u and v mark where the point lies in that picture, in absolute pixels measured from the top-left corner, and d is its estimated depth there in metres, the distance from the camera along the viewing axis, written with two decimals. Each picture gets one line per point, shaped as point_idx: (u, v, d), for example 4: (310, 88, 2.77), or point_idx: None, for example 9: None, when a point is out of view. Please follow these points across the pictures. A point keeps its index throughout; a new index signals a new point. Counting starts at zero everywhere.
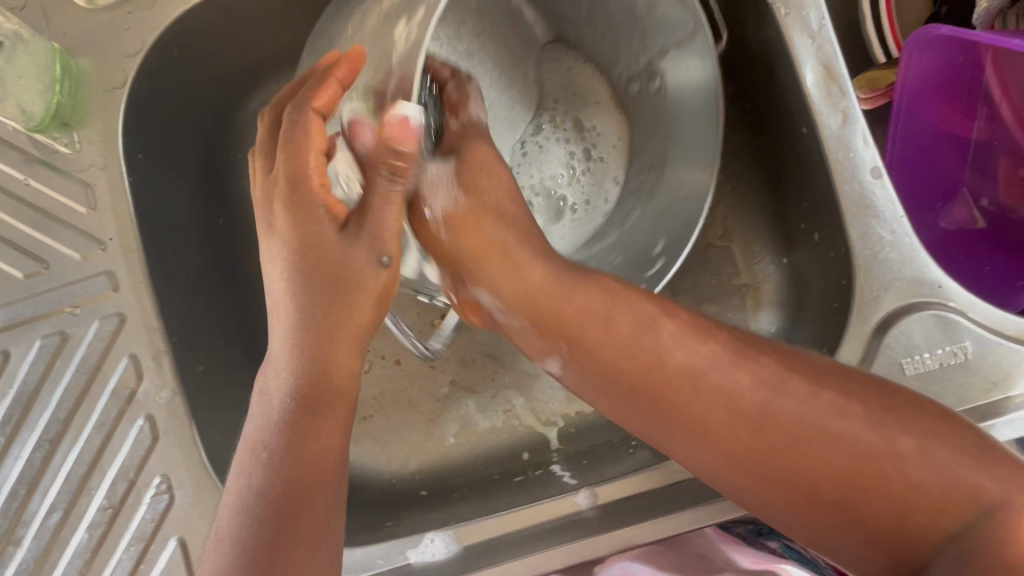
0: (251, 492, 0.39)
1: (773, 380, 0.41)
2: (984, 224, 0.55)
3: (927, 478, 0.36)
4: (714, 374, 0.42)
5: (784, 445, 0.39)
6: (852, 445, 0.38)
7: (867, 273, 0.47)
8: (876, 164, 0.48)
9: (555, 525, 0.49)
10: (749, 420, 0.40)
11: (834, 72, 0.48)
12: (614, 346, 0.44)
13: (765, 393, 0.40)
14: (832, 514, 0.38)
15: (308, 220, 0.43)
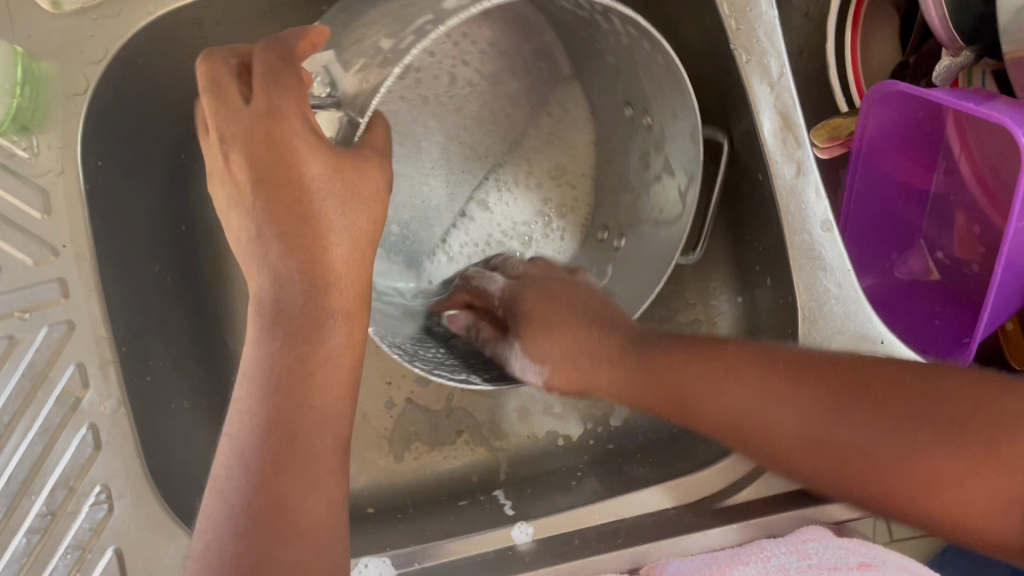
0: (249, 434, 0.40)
1: (832, 397, 0.42)
2: (938, 276, 0.55)
3: (1000, 455, 0.38)
4: (771, 406, 0.43)
5: (871, 461, 0.41)
6: (939, 449, 0.39)
7: (811, 324, 0.47)
8: (827, 217, 0.48)
9: (488, 556, 0.49)
10: (841, 459, 0.42)
11: (791, 122, 0.48)
12: (708, 406, 0.46)
13: (816, 415, 0.42)
14: (938, 506, 0.39)
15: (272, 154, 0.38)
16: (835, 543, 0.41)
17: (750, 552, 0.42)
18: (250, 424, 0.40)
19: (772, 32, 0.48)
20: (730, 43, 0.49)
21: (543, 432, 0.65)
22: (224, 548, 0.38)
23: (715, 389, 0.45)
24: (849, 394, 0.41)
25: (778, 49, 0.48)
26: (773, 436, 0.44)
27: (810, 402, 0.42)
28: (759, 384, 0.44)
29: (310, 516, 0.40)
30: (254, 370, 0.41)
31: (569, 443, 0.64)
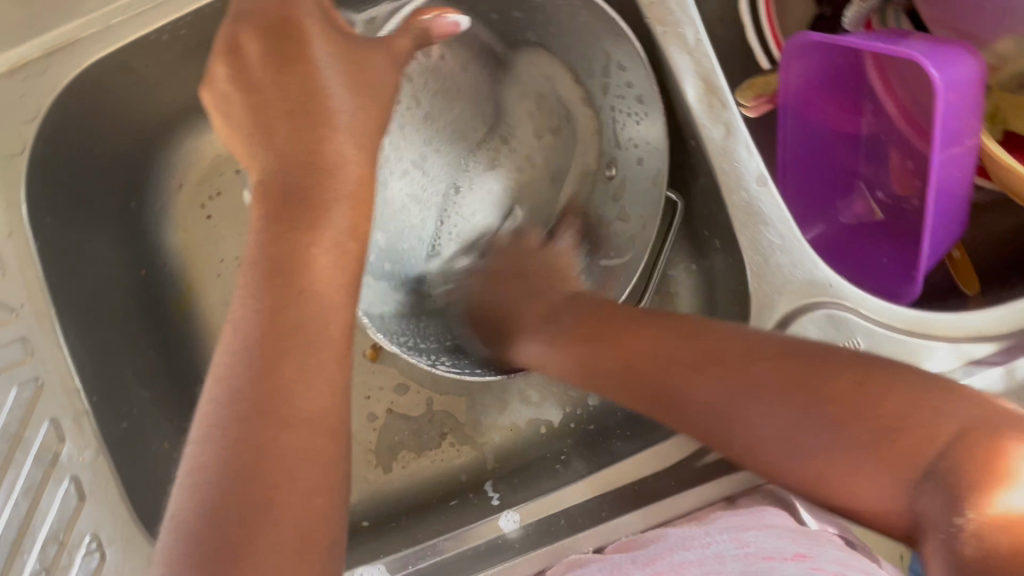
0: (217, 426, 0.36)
1: (718, 366, 0.40)
2: (883, 215, 0.56)
3: (880, 417, 0.35)
4: (673, 379, 0.42)
5: (749, 425, 0.39)
6: (832, 433, 0.36)
7: (760, 277, 0.49)
8: (761, 171, 0.49)
9: (478, 548, 0.50)
10: (716, 420, 0.40)
11: (714, 86, 0.49)
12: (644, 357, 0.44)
13: (720, 395, 0.40)
14: (810, 473, 0.37)
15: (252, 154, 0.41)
16: (777, 534, 0.39)
17: (693, 540, 0.41)
18: (233, 377, 0.37)
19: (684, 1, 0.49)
20: (646, 17, 0.50)
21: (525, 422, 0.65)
22: (207, 501, 0.34)
23: (647, 338, 0.45)
24: (722, 363, 0.40)
25: (693, 16, 0.49)
26: (672, 402, 0.42)
27: (699, 373, 0.41)
28: (666, 356, 0.43)
29: (298, 509, 0.35)
30: (242, 324, 0.38)
31: (552, 430, 0.65)
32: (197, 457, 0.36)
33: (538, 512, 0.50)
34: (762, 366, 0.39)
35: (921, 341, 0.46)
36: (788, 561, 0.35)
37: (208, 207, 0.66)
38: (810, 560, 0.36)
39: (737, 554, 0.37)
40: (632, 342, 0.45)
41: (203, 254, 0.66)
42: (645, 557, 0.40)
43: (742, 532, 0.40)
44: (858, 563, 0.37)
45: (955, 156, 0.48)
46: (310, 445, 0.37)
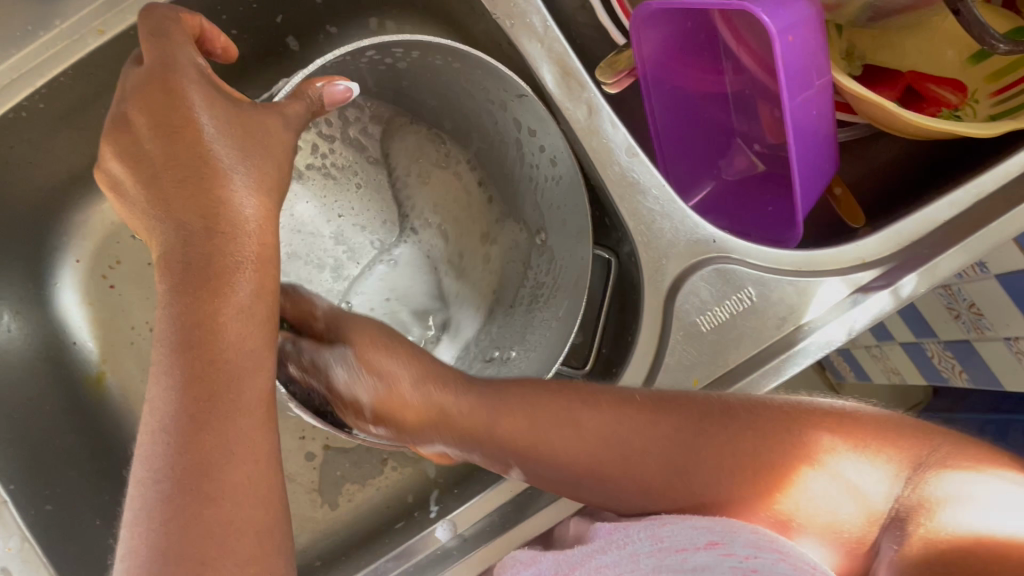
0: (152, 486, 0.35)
1: (670, 437, 0.43)
2: (764, 166, 0.58)
3: (818, 480, 0.40)
4: (632, 444, 0.43)
5: (673, 478, 0.42)
6: (740, 481, 0.41)
7: (647, 246, 0.49)
8: (629, 143, 0.50)
9: (417, 564, 0.49)
10: (666, 481, 0.42)
11: (570, 69, 0.50)
12: (561, 440, 0.45)
13: (653, 449, 0.43)
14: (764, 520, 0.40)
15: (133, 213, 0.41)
16: (694, 524, 0.39)
17: (612, 543, 0.40)
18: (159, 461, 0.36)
19: None
20: (494, 12, 0.50)
21: None
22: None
23: (563, 418, 0.45)
24: (702, 432, 0.42)
25: (537, 3, 0.50)
26: (618, 473, 0.44)
27: (647, 435, 0.43)
28: (609, 422, 0.44)
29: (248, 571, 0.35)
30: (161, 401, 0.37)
31: None
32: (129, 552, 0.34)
33: (472, 516, 0.49)
34: (710, 449, 0.42)
35: (812, 281, 0.48)
36: (698, 552, 0.35)
37: (109, 276, 0.66)
38: (720, 548, 0.35)
39: (649, 552, 0.37)
40: (519, 434, 0.46)
41: (113, 325, 0.66)
42: (569, 566, 0.39)
43: (660, 526, 0.40)
44: (769, 544, 0.36)
45: (809, 98, 0.49)
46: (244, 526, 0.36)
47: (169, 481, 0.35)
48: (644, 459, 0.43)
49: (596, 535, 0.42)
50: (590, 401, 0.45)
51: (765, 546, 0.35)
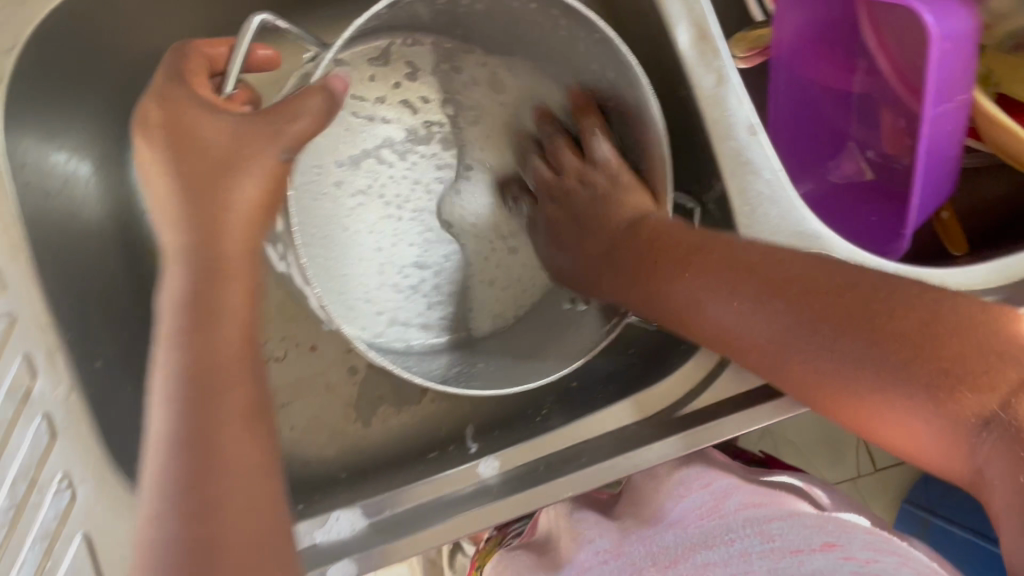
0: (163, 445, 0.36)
1: (771, 291, 0.43)
2: (872, 175, 0.56)
3: (942, 363, 0.38)
4: (726, 299, 0.44)
5: (775, 350, 0.43)
6: (844, 354, 0.40)
7: (747, 229, 0.48)
8: (752, 121, 0.48)
9: (457, 495, 0.49)
10: (763, 352, 0.44)
11: (706, 31, 0.49)
12: (698, 297, 0.46)
13: (752, 312, 0.43)
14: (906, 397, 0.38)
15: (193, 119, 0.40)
16: (801, 526, 0.45)
17: (713, 538, 0.47)
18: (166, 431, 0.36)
19: None
20: None
21: None
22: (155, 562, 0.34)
23: (691, 265, 0.46)
24: (766, 276, 0.43)
25: None
26: (718, 321, 0.45)
27: (735, 288, 0.44)
28: (708, 261, 0.45)
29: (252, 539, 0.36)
30: (163, 358, 0.37)
31: None
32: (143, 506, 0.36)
33: (517, 458, 0.50)
34: (822, 287, 0.41)
35: None
36: (816, 553, 0.41)
37: None
38: (839, 551, 0.40)
39: (762, 551, 0.43)
40: (669, 269, 0.47)
41: None
42: (670, 556, 0.47)
43: (766, 523, 0.46)
44: (886, 548, 0.41)
45: (948, 111, 0.47)
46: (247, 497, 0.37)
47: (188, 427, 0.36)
48: (758, 327, 0.43)
49: (710, 545, 0.45)
50: (696, 268, 0.46)
51: (886, 551, 0.41)
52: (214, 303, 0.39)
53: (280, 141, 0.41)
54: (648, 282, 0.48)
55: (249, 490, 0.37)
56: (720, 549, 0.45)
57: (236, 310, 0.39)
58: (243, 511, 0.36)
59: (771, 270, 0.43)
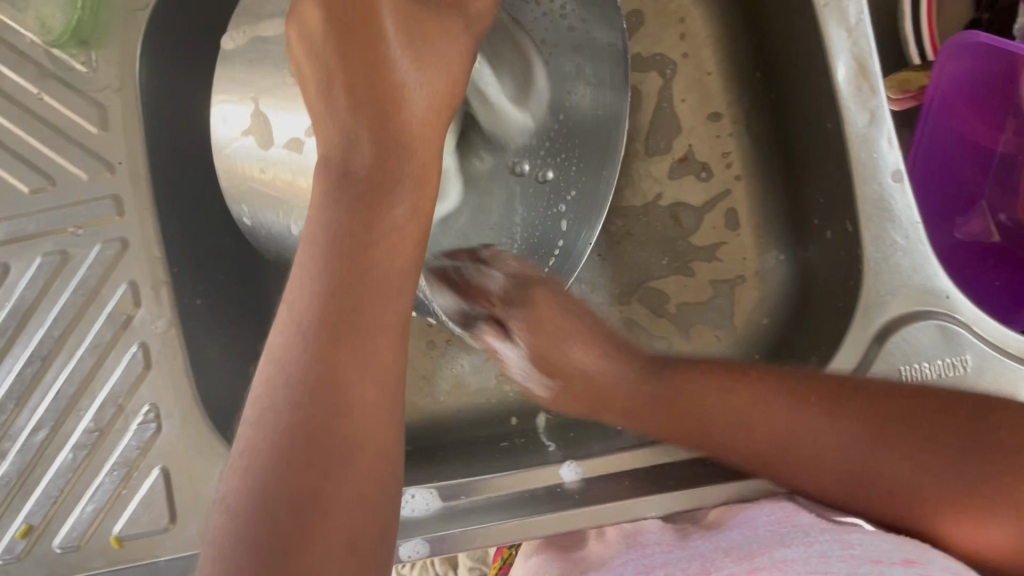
0: (284, 386, 0.35)
1: (827, 408, 0.44)
2: (999, 239, 0.54)
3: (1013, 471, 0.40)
4: (758, 414, 0.46)
5: (827, 469, 0.44)
6: (925, 469, 0.41)
7: (876, 277, 0.47)
8: (899, 167, 0.47)
9: (536, 492, 0.49)
10: (804, 460, 0.44)
11: (867, 69, 0.47)
12: (716, 414, 0.47)
13: (789, 426, 0.45)
14: (998, 521, 0.40)
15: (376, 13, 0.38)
16: (879, 538, 0.40)
17: (793, 538, 0.41)
18: (296, 356, 0.36)
19: None
20: None
21: None
22: (262, 481, 0.34)
23: (724, 396, 0.47)
24: (818, 395, 0.45)
25: None
26: (762, 435, 0.45)
27: (760, 409, 0.46)
28: (728, 380, 0.47)
29: (354, 510, 0.34)
30: (305, 281, 0.37)
31: None
32: (256, 406, 0.36)
33: (602, 468, 0.50)
34: (896, 415, 0.43)
35: None
36: (897, 567, 0.37)
37: None
38: (918, 568, 0.37)
39: (843, 556, 0.38)
40: (686, 398, 0.48)
41: None
42: (742, 550, 0.41)
43: (844, 532, 0.41)
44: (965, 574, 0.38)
45: None
46: (358, 467, 0.35)
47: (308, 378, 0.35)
48: (831, 454, 0.44)
49: (801, 559, 0.38)
50: (709, 374, 0.48)
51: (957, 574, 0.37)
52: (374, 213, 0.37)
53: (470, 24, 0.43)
54: (682, 402, 0.48)
55: (372, 458, 0.35)
56: (799, 545, 0.40)
57: (401, 216, 0.38)
58: (361, 489, 0.35)
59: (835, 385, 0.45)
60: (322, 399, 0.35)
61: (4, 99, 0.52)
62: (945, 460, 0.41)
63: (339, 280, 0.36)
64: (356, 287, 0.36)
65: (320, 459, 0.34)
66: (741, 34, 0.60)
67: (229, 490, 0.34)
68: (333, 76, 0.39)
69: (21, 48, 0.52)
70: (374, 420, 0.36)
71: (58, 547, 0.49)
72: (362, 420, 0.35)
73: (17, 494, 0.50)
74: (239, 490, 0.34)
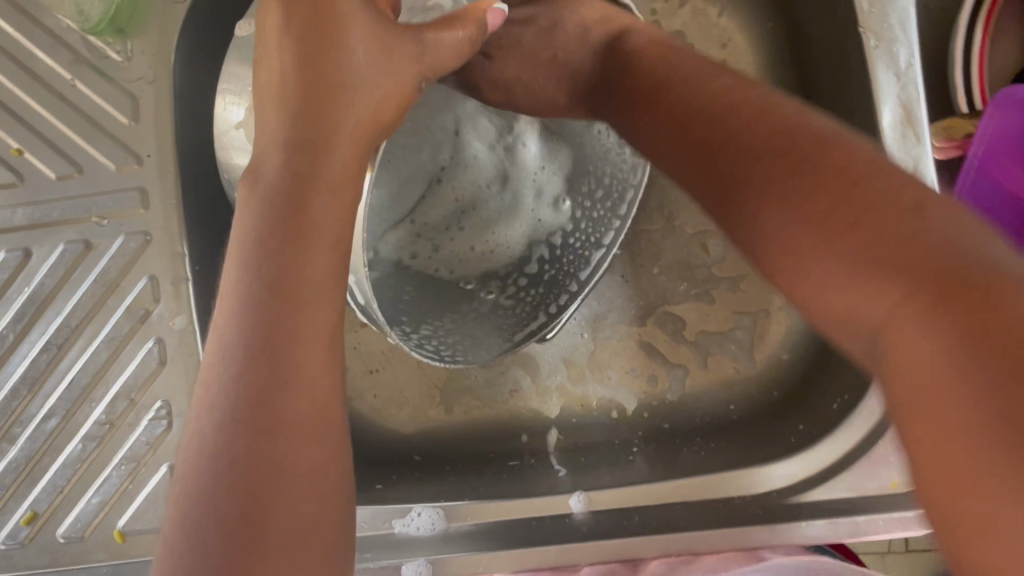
0: (223, 383, 0.30)
1: (825, 211, 0.27)
2: None
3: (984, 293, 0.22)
4: (767, 214, 0.29)
5: (858, 318, 0.25)
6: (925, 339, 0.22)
7: None
8: None
9: (543, 520, 0.48)
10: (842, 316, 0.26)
11: (913, 116, 0.46)
12: (776, 233, 0.29)
13: (801, 235, 0.27)
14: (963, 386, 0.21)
15: (345, 20, 0.36)
16: None
17: None
18: (234, 350, 0.31)
19: (906, 19, 0.46)
20: (859, 26, 0.47)
21: (596, 402, 0.62)
22: (202, 496, 0.29)
23: (759, 156, 0.31)
24: (833, 183, 0.28)
25: (911, 37, 0.46)
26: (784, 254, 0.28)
27: (787, 207, 0.28)
28: (775, 152, 0.31)
29: (302, 507, 0.30)
30: (239, 280, 0.32)
31: (623, 417, 0.62)
32: (199, 395, 0.31)
33: (611, 499, 0.48)
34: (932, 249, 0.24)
35: None
36: None
37: None
38: None
39: None
40: (723, 149, 0.33)
41: None
42: None
43: None
44: None
45: None
46: (306, 441, 0.31)
47: (245, 363, 0.30)
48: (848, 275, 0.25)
49: None
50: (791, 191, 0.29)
51: None
52: (302, 205, 0.33)
53: (418, 65, 0.38)
54: (750, 204, 0.30)
55: (315, 452, 0.31)
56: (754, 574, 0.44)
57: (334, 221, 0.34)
58: (308, 487, 0.30)
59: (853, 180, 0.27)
60: (263, 378, 0.30)
61: (38, 84, 0.52)
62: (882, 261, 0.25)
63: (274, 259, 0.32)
64: (289, 247, 0.32)
65: (274, 455, 0.30)
66: (785, 64, 0.59)
67: (171, 513, 0.30)
68: (273, 122, 0.35)
69: (57, 32, 0.52)
70: (315, 383, 0.31)
71: (61, 536, 0.50)
72: (302, 400, 0.31)
73: (24, 480, 0.51)
74: (184, 500, 0.29)
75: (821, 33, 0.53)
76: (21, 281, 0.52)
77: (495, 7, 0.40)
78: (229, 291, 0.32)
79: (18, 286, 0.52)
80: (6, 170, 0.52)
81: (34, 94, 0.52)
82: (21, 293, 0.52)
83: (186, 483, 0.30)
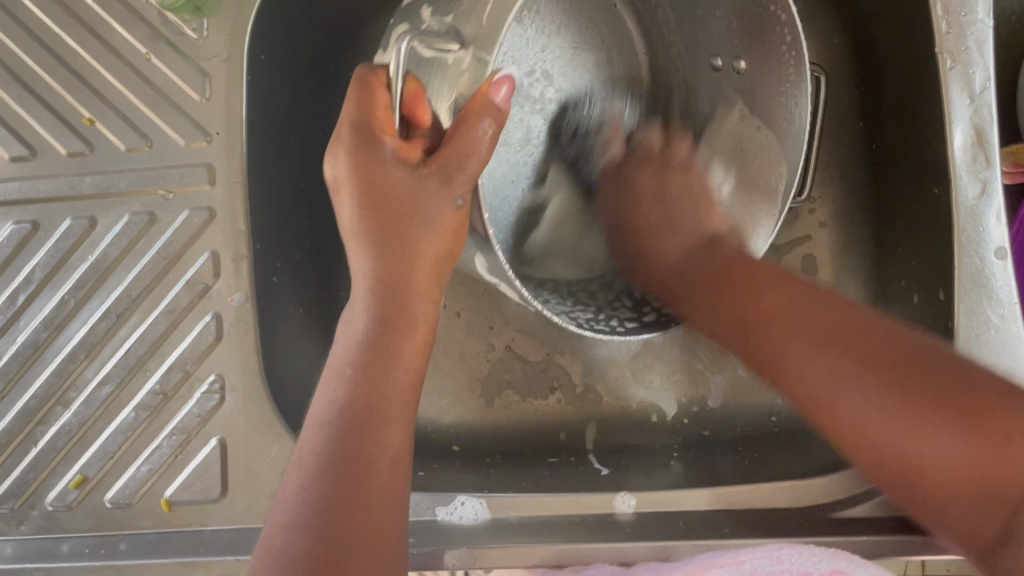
0: (325, 425, 0.38)
1: (850, 362, 0.41)
2: None
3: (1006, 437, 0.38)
4: (810, 374, 0.43)
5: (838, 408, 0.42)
6: (953, 449, 0.38)
7: (964, 350, 0.46)
8: (1004, 245, 0.45)
9: (586, 519, 0.49)
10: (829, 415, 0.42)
11: (985, 139, 0.46)
12: (829, 402, 0.42)
13: (838, 376, 0.41)
14: None
15: (394, 180, 0.40)
16: None
17: None
18: (340, 390, 0.39)
19: (985, 42, 0.46)
20: (935, 47, 0.47)
21: (636, 404, 0.63)
22: (299, 519, 0.36)
23: (827, 384, 0.42)
24: (845, 337, 0.42)
25: (988, 61, 0.46)
26: (806, 399, 0.43)
27: (829, 355, 0.42)
28: (796, 327, 0.44)
29: (378, 537, 0.37)
30: (346, 349, 0.40)
31: (662, 421, 0.62)
32: (303, 445, 0.39)
33: (660, 506, 0.49)
34: (935, 385, 0.39)
35: None
36: None
37: None
38: None
39: None
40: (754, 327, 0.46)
41: None
42: None
43: None
44: None
45: None
46: (384, 493, 0.38)
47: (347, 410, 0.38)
48: (850, 399, 0.41)
49: None
50: (820, 342, 0.43)
51: None
52: (396, 346, 0.40)
53: (449, 189, 0.40)
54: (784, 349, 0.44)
55: (386, 494, 0.38)
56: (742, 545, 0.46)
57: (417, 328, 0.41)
58: (379, 524, 0.37)
59: (863, 339, 0.42)
60: (357, 426, 0.38)
61: (111, 55, 0.53)
62: (890, 389, 0.40)
63: (374, 330, 0.40)
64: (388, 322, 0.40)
65: (354, 492, 0.37)
66: (851, 79, 0.58)
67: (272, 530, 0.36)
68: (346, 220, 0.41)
69: (136, 6, 0.53)
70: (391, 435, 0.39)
71: (109, 501, 0.50)
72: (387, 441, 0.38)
73: (75, 445, 0.52)
74: (279, 528, 0.36)
75: (891, 50, 0.53)
76: (85, 247, 0.53)
77: (497, 82, 0.38)
78: (340, 361, 0.40)
79: (82, 253, 0.53)
80: (78, 138, 0.53)
81: (107, 65, 0.53)
82: (84, 260, 0.53)
83: (286, 512, 0.37)
